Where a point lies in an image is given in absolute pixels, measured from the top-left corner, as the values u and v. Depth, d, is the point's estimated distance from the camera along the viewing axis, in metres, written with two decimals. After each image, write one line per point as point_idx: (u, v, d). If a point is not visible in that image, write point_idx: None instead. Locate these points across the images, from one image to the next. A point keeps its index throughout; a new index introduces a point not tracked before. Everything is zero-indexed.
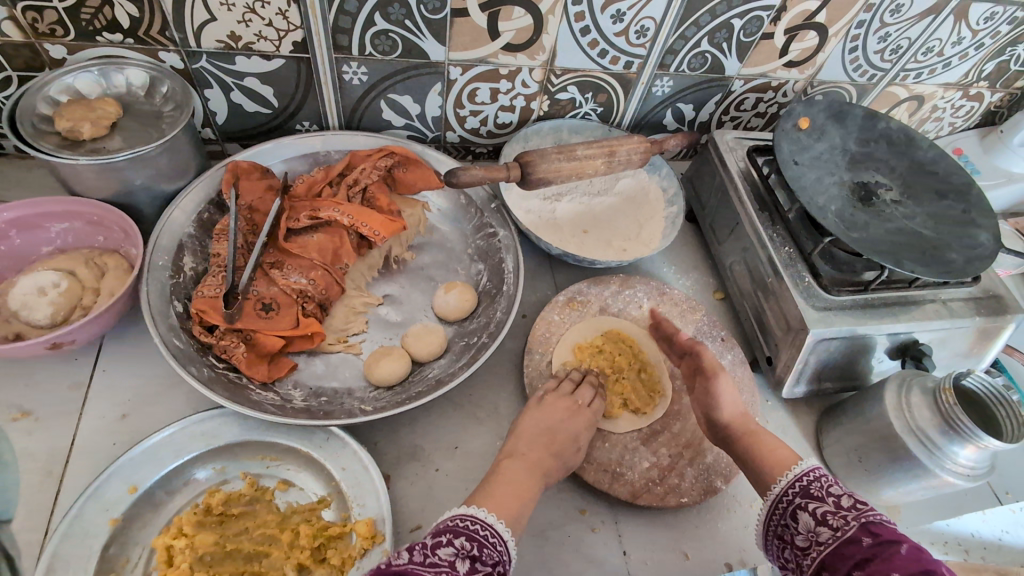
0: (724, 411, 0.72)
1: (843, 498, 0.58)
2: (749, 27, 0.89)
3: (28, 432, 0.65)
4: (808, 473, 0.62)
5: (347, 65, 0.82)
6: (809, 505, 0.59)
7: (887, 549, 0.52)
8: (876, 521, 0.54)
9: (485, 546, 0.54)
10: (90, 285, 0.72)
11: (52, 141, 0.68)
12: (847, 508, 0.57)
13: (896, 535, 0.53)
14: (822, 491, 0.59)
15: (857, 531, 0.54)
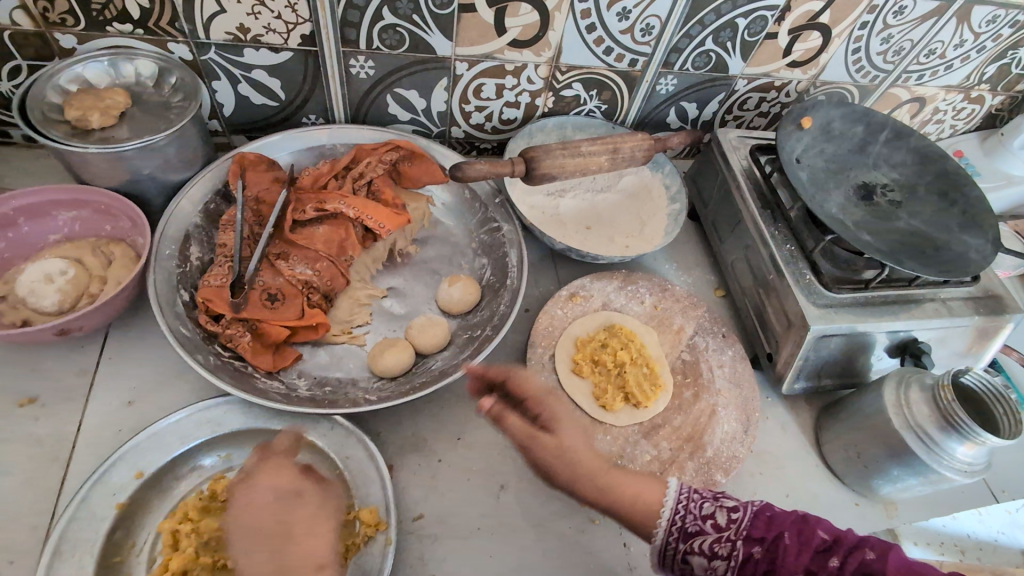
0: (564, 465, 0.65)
1: (717, 517, 0.59)
2: (753, 27, 0.90)
3: (34, 417, 0.66)
4: (678, 506, 0.61)
5: (354, 59, 0.83)
6: (694, 541, 0.59)
7: (779, 552, 0.55)
8: (753, 526, 0.57)
9: None
10: (97, 273, 0.72)
11: (61, 130, 0.69)
12: (725, 529, 0.58)
13: (774, 527, 0.57)
14: (697, 522, 0.59)
15: (748, 547, 0.57)
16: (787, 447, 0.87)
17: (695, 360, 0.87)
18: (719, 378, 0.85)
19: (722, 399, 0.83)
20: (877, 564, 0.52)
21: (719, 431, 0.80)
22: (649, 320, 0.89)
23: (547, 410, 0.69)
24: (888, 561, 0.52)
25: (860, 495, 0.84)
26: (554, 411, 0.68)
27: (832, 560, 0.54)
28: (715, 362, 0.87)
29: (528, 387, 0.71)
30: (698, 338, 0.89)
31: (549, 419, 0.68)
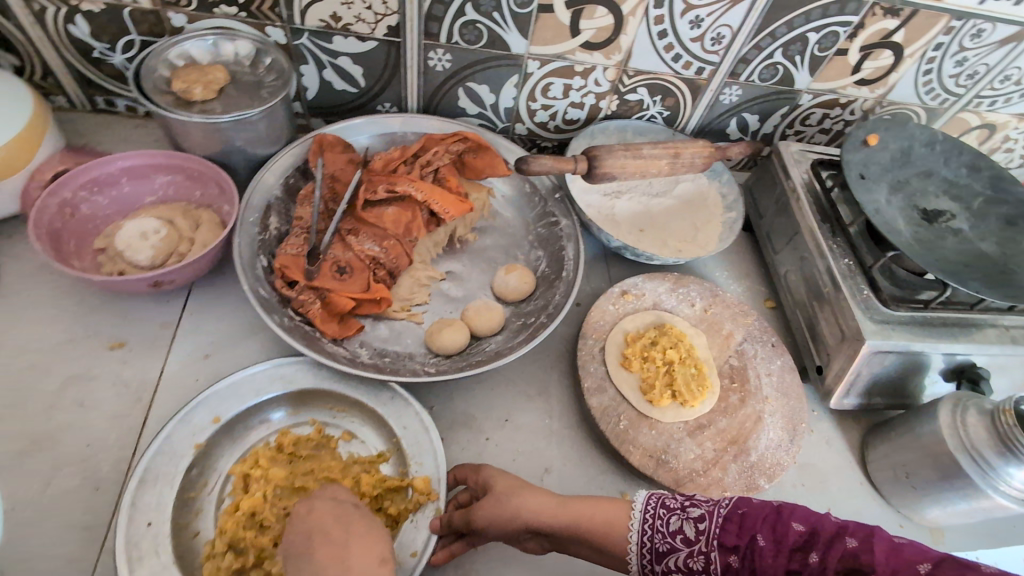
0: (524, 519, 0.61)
1: (685, 529, 0.56)
2: (824, 42, 0.91)
3: (122, 359, 0.72)
4: (644, 524, 0.58)
5: (433, 52, 0.87)
6: (669, 560, 0.56)
7: (755, 557, 0.51)
8: (724, 534, 0.53)
9: None
10: (187, 234, 0.77)
11: (168, 99, 0.75)
12: (695, 541, 0.55)
13: (745, 529, 0.53)
14: (666, 540, 0.56)
15: (723, 556, 0.53)
16: (830, 462, 0.87)
17: (743, 365, 0.87)
18: (767, 386, 0.85)
19: (768, 407, 0.83)
20: (862, 555, 0.47)
21: (763, 437, 0.81)
22: (698, 323, 0.90)
23: (480, 477, 0.66)
24: (875, 549, 0.47)
25: (905, 517, 0.83)
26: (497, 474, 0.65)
27: (811, 556, 0.49)
28: (763, 370, 0.87)
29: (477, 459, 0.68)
30: (747, 344, 0.89)
31: (482, 483, 0.66)
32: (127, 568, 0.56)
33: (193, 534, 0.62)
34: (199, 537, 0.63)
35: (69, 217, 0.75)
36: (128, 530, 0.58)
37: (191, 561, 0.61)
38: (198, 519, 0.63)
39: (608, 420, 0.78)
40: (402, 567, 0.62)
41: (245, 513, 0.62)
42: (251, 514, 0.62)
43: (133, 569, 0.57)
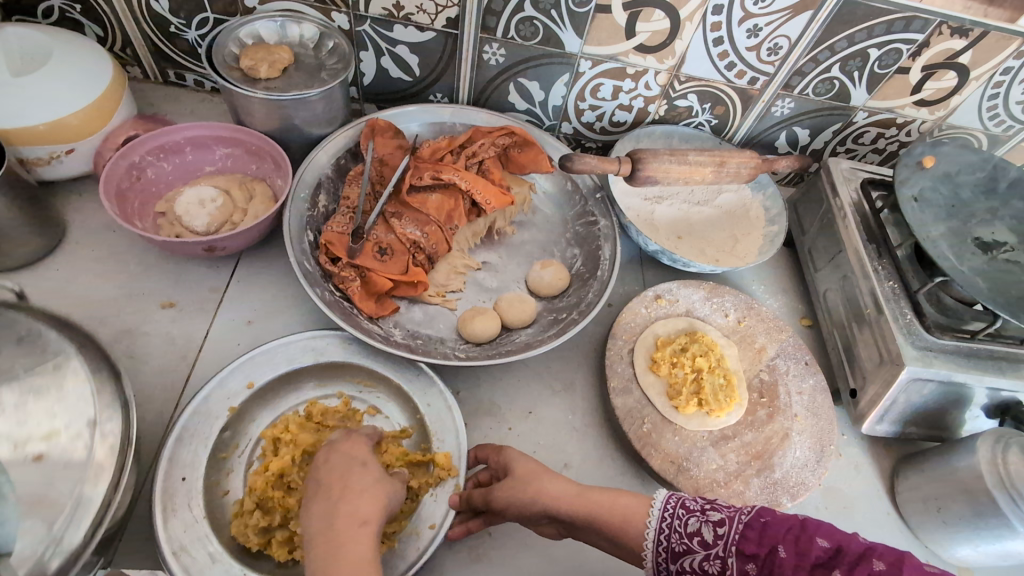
0: (543, 504, 0.62)
1: (704, 532, 0.56)
2: (885, 59, 0.89)
3: (171, 318, 0.75)
4: (663, 523, 0.58)
5: (489, 46, 0.89)
6: (684, 561, 0.56)
7: (774, 568, 0.51)
8: (744, 541, 0.53)
9: None
10: (240, 206, 0.81)
11: (235, 75, 0.78)
12: (714, 545, 0.54)
13: (766, 539, 0.52)
14: (683, 541, 0.56)
15: (741, 563, 0.52)
16: (857, 487, 0.84)
17: (773, 381, 0.86)
18: (796, 404, 0.84)
19: (797, 425, 0.82)
20: None
21: (790, 455, 0.79)
22: (731, 334, 0.89)
23: (501, 456, 0.68)
24: None
25: (932, 553, 0.81)
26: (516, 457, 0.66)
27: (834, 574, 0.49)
28: (794, 388, 0.85)
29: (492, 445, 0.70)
30: (779, 360, 0.88)
31: (503, 463, 0.67)
32: (162, 518, 0.59)
33: (223, 492, 0.65)
34: (228, 496, 0.65)
35: (135, 180, 0.79)
36: (163, 484, 0.61)
37: (221, 518, 0.63)
38: (229, 479, 0.66)
39: (632, 422, 0.78)
40: (420, 539, 0.64)
41: (272, 474, 0.64)
42: (278, 476, 0.64)
43: (167, 519, 0.60)
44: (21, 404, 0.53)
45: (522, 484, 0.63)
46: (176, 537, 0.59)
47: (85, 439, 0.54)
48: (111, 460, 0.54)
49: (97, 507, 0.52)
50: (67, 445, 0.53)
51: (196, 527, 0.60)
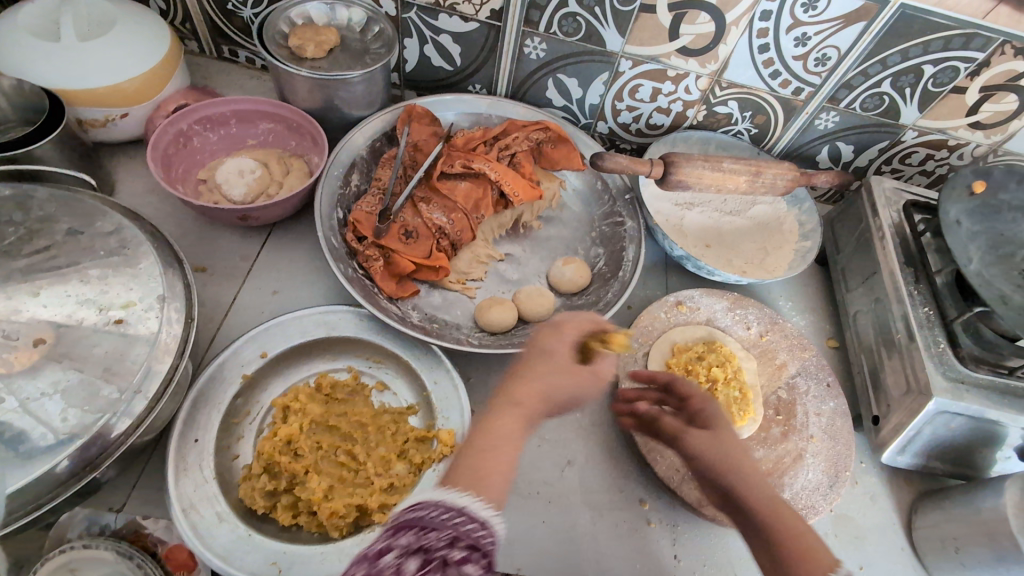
0: (742, 482, 0.59)
1: None
2: (941, 77, 0.85)
3: (202, 282, 0.78)
4: None
5: (530, 39, 0.90)
6: None
7: None
8: None
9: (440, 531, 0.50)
10: (277, 178, 0.83)
11: (283, 52, 0.81)
12: None
13: None
14: None
15: None
16: (870, 518, 0.82)
17: (791, 400, 0.83)
18: (813, 426, 0.81)
19: (811, 447, 0.80)
20: None
21: (802, 477, 0.77)
22: (751, 348, 0.87)
23: (709, 411, 0.66)
24: None
25: None
26: (716, 414, 0.65)
27: None
28: (813, 409, 0.83)
29: (691, 387, 0.69)
30: (800, 379, 0.85)
31: (711, 420, 0.65)
32: (175, 475, 0.61)
33: (233, 457, 0.67)
34: (238, 460, 0.67)
35: (181, 147, 0.82)
36: (178, 443, 0.63)
37: (230, 481, 0.65)
38: (239, 444, 0.68)
39: None
40: None
41: (281, 439, 0.66)
42: (286, 442, 0.67)
43: (179, 477, 0.61)
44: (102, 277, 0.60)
45: (731, 449, 0.61)
46: (186, 495, 0.61)
47: (154, 312, 0.61)
48: (173, 345, 0.61)
49: (159, 381, 0.59)
50: (141, 321, 0.60)
51: (205, 487, 0.62)
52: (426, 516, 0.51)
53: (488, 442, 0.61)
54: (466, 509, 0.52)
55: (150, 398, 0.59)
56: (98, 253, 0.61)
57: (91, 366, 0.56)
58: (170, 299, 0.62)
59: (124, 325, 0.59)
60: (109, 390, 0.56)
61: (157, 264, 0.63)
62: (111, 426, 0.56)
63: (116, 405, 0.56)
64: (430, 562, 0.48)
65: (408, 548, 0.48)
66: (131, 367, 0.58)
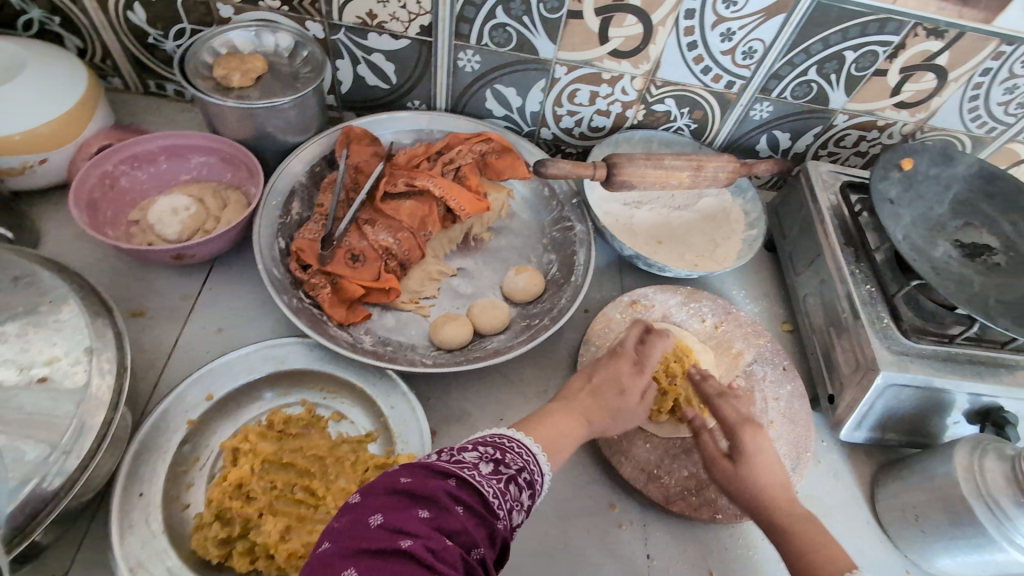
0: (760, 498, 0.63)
1: None
2: (862, 61, 0.88)
3: (141, 326, 0.76)
4: None
5: (464, 52, 0.89)
6: None
7: None
8: None
9: (511, 453, 0.55)
10: (213, 213, 0.81)
11: (208, 84, 0.79)
12: None
13: None
14: None
15: None
16: (835, 494, 0.83)
17: (749, 387, 0.85)
18: (772, 411, 0.83)
19: (772, 432, 0.81)
20: None
21: None
22: (707, 340, 0.88)
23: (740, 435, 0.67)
24: None
25: (912, 563, 0.79)
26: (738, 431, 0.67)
27: None
28: (771, 394, 0.84)
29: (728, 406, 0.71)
30: (757, 365, 0.87)
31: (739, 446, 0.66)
32: (119, 534, 0.59)
33: (183, 506, 0.65)
34: (188, 510, 0.65)
35: (108, 190, 0.80)
36: (121, 499, 0.61)
37: (181, 532, 0.63)
38: (189, 492, 0.66)
39: None
40: None
41: (231, 484, 0.64)
42: (237, 486, 0.64)
43: (124, 535, 0.59)
44: (23, 334, 0.58)
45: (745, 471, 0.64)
46: (133, 552, 0.59)
47: (83, 364, 0.59)
48: (106, 397, 0.59)
49: (93, 438, 0.57)
50: (67, 376, 0.57)
51: (153, 542, 0.60)
52: (501, 441, 0.56)
53: (543, 421, 0.62)
54: (528, 448, 0.57)
55: (84, 455, 0.56)
56: (18, 310, 0.58)
57: (15, 429, 0.54)
58: (100, 350, 0.60)
59: (49, 382, 0.57)
60: (36, 451, 0.54)
61: (81, 315, 0.61)
62: (41, 489, 0.53)
63: (45, 466, 0.54)
64: (501, 476, 0.52)
65: (483, 457, 0.52)
66: (61, 423, 0.55)
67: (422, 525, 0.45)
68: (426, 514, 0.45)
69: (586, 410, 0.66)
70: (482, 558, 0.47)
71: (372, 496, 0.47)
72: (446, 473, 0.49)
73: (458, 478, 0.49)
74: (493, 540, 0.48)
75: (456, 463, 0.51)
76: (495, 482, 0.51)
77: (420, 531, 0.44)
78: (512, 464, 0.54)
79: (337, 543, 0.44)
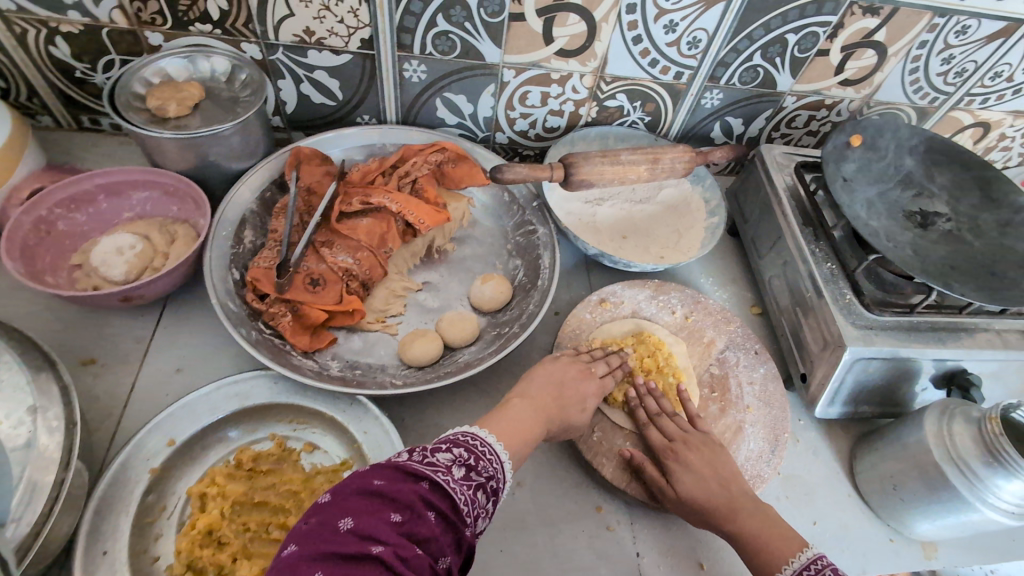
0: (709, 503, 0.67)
1: None
2: (804, 43, 0.89)
3: (94, 374, 0.72)
4: (809, 565, 0.58)
5: (408, 63, 0.88)
6: None
7: None
8: None
9: (482, 459, 0.54)
10: (161, 249, 0.78)
11: (142, 116, 0.75)
12: None
13: None
14: None
15: None
16: (816, 472, 0.84)
17: (724, 374, 0.85)
18: (748, 396, 0.83)
19: (749, 417, 0.81)
20: None
21: (744, 449, 0.79)
22: (679, 331, 0.89)
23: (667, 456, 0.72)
24: None
25: (895, 531, 0.81)
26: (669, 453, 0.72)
27: None
28: (745, 379, 0.85)
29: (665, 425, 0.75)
30: (729, 352, 0.87)
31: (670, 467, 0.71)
32: None
33: (152, 559, 0.62)
34: (158, 562, 0.62)
35: (45, 235, 0.76)
36: (84, 560, 0.58)
37: None
38: (158, 544, 0.63)
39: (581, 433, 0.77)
40: None
41: (200, 531, 0.63)
42: (207, 532, 0.63)
43: None
44: None
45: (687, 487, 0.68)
46: None
47: (26, 425, 0.57)
48: (56, 455, 0.56)
49: (43, 500, 0.54)
50: (10, 439, 0.56)
51: None
52: (472, 443, 0.55)
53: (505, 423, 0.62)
54: (495, 452, 0.56)
55: (35, 521, 0.53)
56: None
57: None
58: (44, 409, 0.58)
59: None
60: None
61: (23, 372, 0.59)
62: None
63: None
64: (472, 483, 0.52)
65: (455, 461, 0.52)
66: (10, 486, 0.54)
67: (393, 530, 0.45)
68: (398, 518, 0.45)
69: (547, 408, 0.67)
70: (447, 567, 0.47)
71: (343, 499, 0.46)
72: (419, 476, 0.49)
73: (431, 482, 0.49)
74: (458, 547, 0.49)
75: (428, 465, 0.51)
76: (466, 489, 0.51)
77: (391, 538, 0.44)
78: (483, 471, 0.54)
79: (305, 547, 0.43)
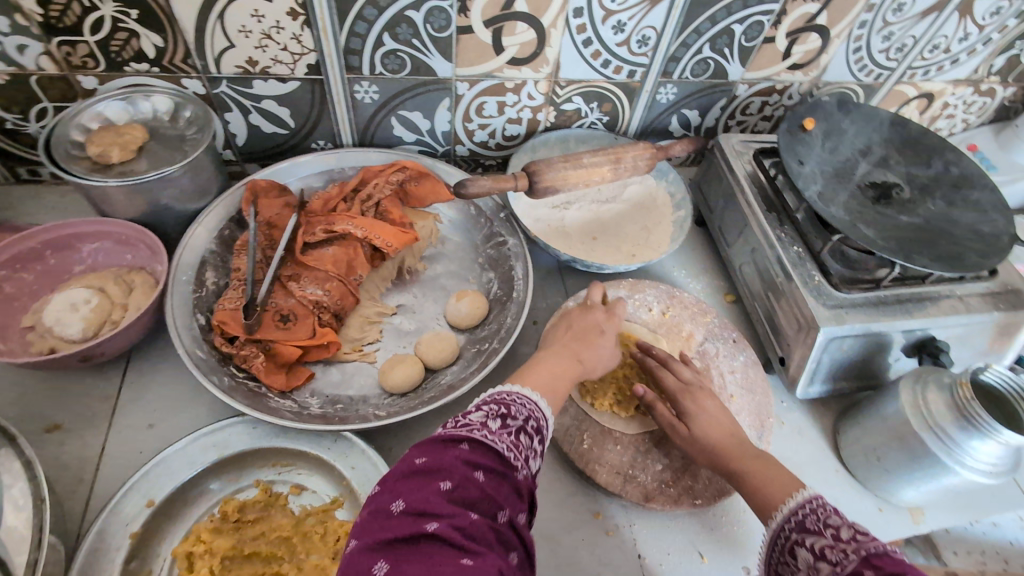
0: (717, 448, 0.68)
1: (841, 529, 0.52)
2: (750, 32, 0.91)
3: (59, 441, 0.69)
4: (805, 504, 0.57)
5: (359, 85, 0.86)
6: (805, 540, 0.54)
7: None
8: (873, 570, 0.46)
9: (514, 405, 0.55)
10: (119, 301, 0.75)
11: (83, 165, 0.72)
12: (844, 540, 0.50)
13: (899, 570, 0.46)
14: (818, 523, 0.54)
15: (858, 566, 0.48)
16: (804, 452, 0.86)
17: (706, 366, 0.86)
18: (731, 384, 0.84)
19: (734, 406, 0.82)
20: None
21: None
22: (658, 327, 0.89)
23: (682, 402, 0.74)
24: None
25: (883, 500, 0.83)
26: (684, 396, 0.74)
27: None
28: (726, 368, 0.86)
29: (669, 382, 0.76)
30: (708, 343, 0.88)
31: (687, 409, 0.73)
32: None
33: None
34: None
35: None
36: None
37: None
38: None
39: (571, 441, 0.77)
40: None
41: None
42: None
43: None
44: None
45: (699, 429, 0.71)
46: None
47: None
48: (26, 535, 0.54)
49: None
50: None
51: None
52: (503, 398, 0.56)
53: (533, 377, 0.63)
54: (528, 400, 0.57)
55: None
56: None
57: None
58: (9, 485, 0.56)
59: None
60: None
61: None
62: None
63: None
64: (511, 429, 0.52)
65: (489, 415, 0.52)
66: None
67: (445, 498, 0.45)
68: (447, 485, 0.45)
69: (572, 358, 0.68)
70: (510, 518, 0.47)
71: (391, 485, 0.47)
72: (457, 439, 0.49)
73: (470, 442, 0.49)
74: (519, 494, 0.49)
75: (464, 427, 0.51)
76: (506, 436, 0.51)
77: (444, 510, 0.44)
78: (520, 415, 0.53)
79: (364, 539, 0.44)
